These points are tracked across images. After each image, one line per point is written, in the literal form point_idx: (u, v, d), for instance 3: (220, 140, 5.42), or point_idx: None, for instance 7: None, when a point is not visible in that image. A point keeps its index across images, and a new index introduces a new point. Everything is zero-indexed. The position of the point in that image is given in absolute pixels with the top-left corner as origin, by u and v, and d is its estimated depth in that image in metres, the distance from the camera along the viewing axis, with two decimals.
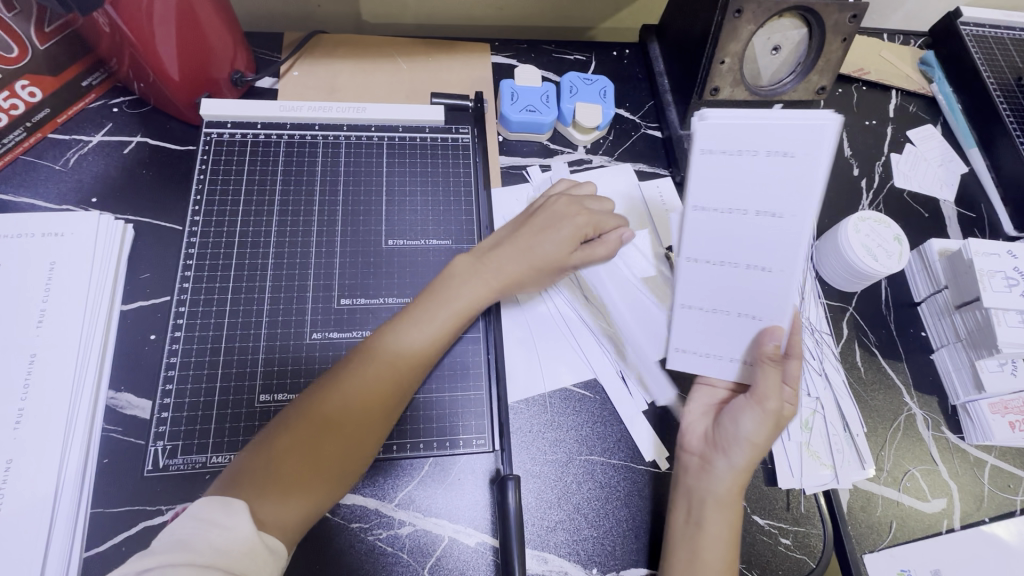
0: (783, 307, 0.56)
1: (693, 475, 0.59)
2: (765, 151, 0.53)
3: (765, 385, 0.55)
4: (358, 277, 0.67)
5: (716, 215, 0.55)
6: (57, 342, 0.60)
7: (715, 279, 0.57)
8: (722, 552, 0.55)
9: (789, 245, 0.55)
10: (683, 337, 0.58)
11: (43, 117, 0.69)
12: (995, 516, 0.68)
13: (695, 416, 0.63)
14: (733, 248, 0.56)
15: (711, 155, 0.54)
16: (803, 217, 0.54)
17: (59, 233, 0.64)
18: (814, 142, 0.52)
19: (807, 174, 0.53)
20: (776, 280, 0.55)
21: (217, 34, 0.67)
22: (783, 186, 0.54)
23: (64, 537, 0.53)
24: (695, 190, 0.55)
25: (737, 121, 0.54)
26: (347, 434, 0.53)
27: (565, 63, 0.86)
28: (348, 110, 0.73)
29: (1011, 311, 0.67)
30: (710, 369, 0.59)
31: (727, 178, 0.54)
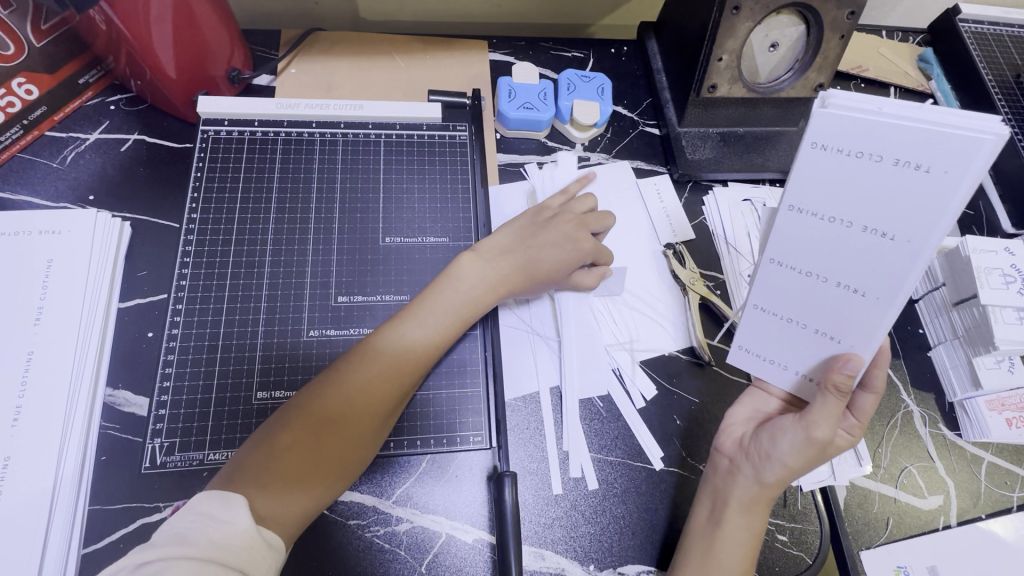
0: (875, 337, 0.48)
1: (721, 476, 0.59)
2: (892, 158, 0.42)
3: (817, 413, 0.52)
4: (356, 274, 0.67)
5: (818, 223, 0.47)
6: (55, 340, 0.60)
7: (798, 289, 0.51)
8: (740, 552, 0.55)
9: (899, 275, 0.45)
10: (747, 337, 0.57)
11: (40, 114, 0.69)
12: (992, 513, 0.68)
13: (738, 420, 0.61)
14: (825, 262, 0.48)
15: (823, 153, 0.44)
16: (923, 246, 0.43)
17: (56, 230, 0.64)
18: (969, 161, 0.40)
19: (943, 198, 0.42)
20: (869, 310, 0.48)
21: (215, 35, 0.67)
22: (916, 205, 0.43)
23: (63, 534, 0.53)
24: (792, 191, 0.46)
25: (864, 115, 0.42)
26: (348, 430, 0.53)
27: (563, 60, 0.86)
28: (346, 108, 0.73)
29: (1008, 308, 0.67)
30: (769, 373, 0.58)
31: (851, 188, 0.44)
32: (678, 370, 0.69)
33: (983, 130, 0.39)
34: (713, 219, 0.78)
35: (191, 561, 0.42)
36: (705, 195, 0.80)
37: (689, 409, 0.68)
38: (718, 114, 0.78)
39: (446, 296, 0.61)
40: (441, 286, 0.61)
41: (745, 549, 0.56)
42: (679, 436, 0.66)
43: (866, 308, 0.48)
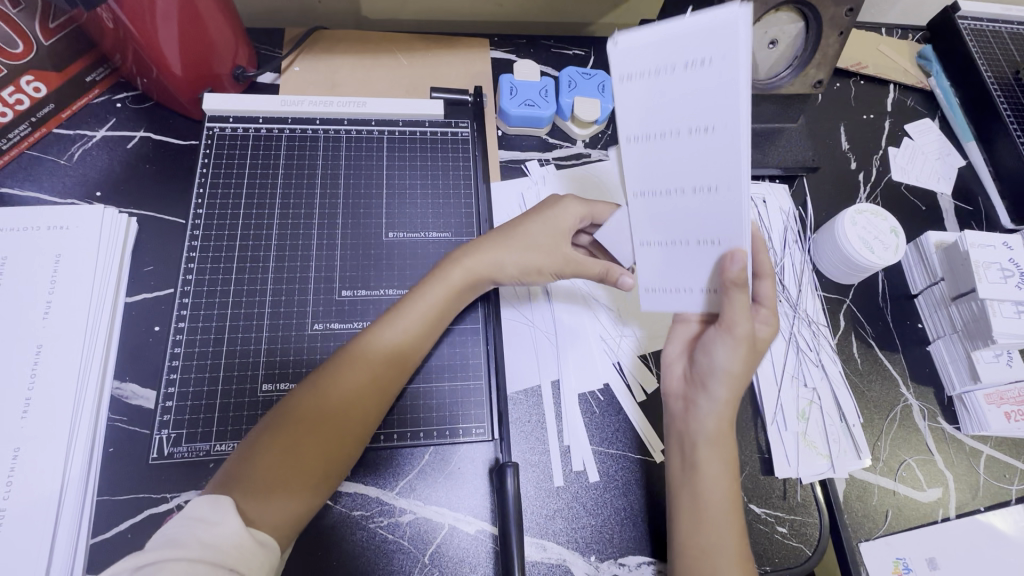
0: (741, 225, 0.42)
1: (680, 419, 0.58)
2: (683, 61, 0.39)
3: (730, 312, 0.49)
4: (359, 269, 0.67)
5: (653, 143, 0.43)
6: (63, 334, 0.60)
7: (672, 211, 0.46)
8: (720, 487, 0.54)
9: (732, 161, 0.40)
10: (648, 273, 0.52)
11: (47, 112, 0.70)
12: (990, 505, 0.69)
13: (675, 356, 0.60)
14: (676, 174, 0.44)
15: (631, 82, 0.41)
16: (739, 128, 0.38)
17: (64, 226, 0.65)
18: (736, 27, 0.36)
19: (732, 76, 0.37)
20: (728, 201, 0.42)
21: (219, 30, 0.68)
22: (706, 95, 0.39)
23: (72, 524, 0.54)
24: (624, 123, 0.43)
25: (646, 31, 0.39)
26: (335, 432, 0.54)
27: (564, 58, 0.87)
28: (349, 105, 0.74)
29: (1006, 302, 0.68)
30: (678, 302, 0.51)
31: (644, 105, 0.42)
32: None
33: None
34: None
35: (179, 562, 0.43)
36: None
37: None
38: None
39: (433, 298, 0.61)
40: (426, 287, 0.61)
41: (729, 509, 0.54)
42: None
43: (724, 200, 0.42)
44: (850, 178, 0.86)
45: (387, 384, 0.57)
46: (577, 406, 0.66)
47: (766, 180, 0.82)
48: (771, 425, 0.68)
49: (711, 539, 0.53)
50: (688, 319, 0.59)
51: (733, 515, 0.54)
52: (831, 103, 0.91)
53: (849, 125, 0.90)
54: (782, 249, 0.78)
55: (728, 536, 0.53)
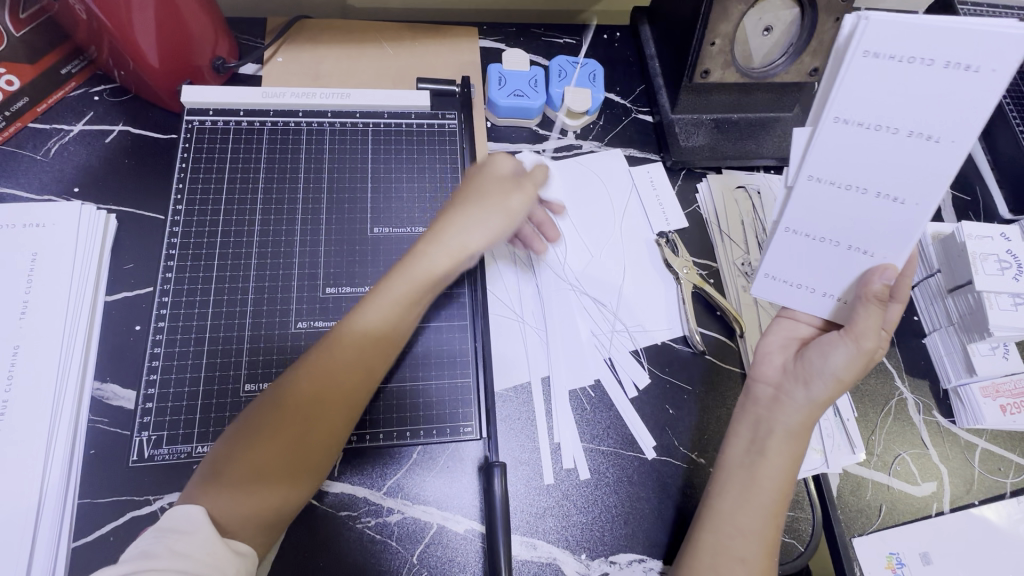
0: (906, 245, 0.50)
1: (764, 404, 0.59)
2: (943, 61, 0.44)
3: (863, 323, 0.52)
4: (344, 265, 0.66)
5: (864, 131, 0.47)
6: (41, 334, 0.59)
7: (835, 205, 0.51)
8: (780, 480, 0.55)
9: (933, 176, 0.48)
10: (776, 261, 0.55)
11: (22, 106, 0.68)
12: (985, 499, 0.68)
13: (773, 347, 0.62)
14: (868, 170, 0.49)
15: (875, 62, 0.45)
16: (961, 145, 0.46)
17: (40, 223, 0.63)
18: (1002, 56, 0.43)
19: (981, 95, 0.45)
20: (907, 216, 0.49)
21: (197, 21, 0.66)
22: (946, 105, 0.45)
23: (52, 528, 0.53)
24: (840, 100, 0.47)
25: (908, 20, 0.44)
26: (309, 428, 0.52)
27: (555, 46, 0.85)
28: (332, 96, 0.72)
29: (1003, 294, 0.66)
30: (800, 300, 0.56)
31: (888, 90, 0.46)
32: (671, 359, 0.69)
33: (1018, 30, 0.43)
34: (706, 204, 0.77)
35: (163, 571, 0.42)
36: (698, 182, 0.79)
37: (684, 398, 0.67)
38: (711, 100, 0.77)
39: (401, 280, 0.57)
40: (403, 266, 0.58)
41: (771, 517, 0.55)
42: (671, 425, 0.66)
43: (907, 214, 0.49)
44: None
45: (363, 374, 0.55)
46: (567, 402, 0.65)
47: (760, 171, 0.80)
48: None
49: (740, 552, 0.53)
50: (796, 318, 0.61)
51: (770, 534, 0.54)
52: None
53: None
54: None
55: (758, 554, 0.53)
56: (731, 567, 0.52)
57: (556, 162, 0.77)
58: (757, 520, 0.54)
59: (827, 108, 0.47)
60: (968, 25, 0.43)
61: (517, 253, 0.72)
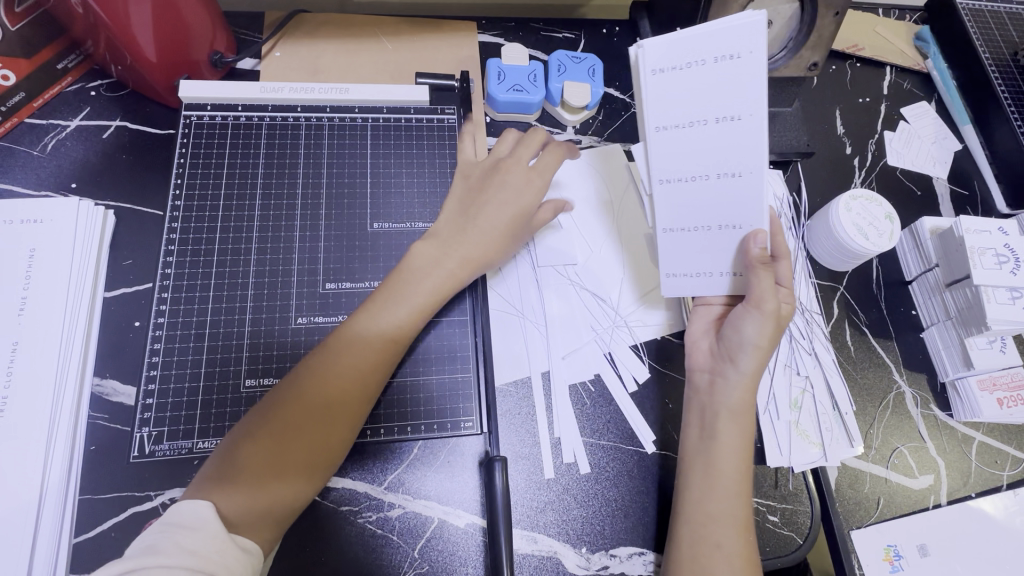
0: (759, 208, 0.55)
1: (704, 391, 0.61)
2: (712, 57, 0.52)
3: (760, 288, 0.56)
4: (344, 260, 0.66)
5: (683, 131, 0.55)
6: (40, 330, 0.59)
7: (693, 196, 0.58)
8: (738, 459, 0.57)
9: (754, 147, 0.54)
10: (670, 260, 0.61)
11: (18, 101, 0.68)
12: (982, 492, 0.69)
13: (698, 334, 0.64)
14: (700, 160, 0.56)
15: (663, 74, 0.54)
16: (761, 116, 0.52)
17: (37, 219, 0.63)
18: (756, 38, 0.51)
19: (754, 74, 0.51)
20: (751, 185, 0.55)
21: (195, 15, 0.65)
22: (735, 89, 0.52)
23: (55, 523, 0.53)
24: (654, 113, 0.55)
25: (675, 36, 0.53)
26: (326, 422, 0.53)
27: (554, 41, 0.84)
28: (331, 91, 0.72)
29: (1001, 288, 0.67)
30: (704, 287, 0.61)
31: (683, 94, 0.54)
32: (671, 354, 0.69)
33: (751, 16, 0.51)
34: None
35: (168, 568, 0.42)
36: None
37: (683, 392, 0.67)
38: None
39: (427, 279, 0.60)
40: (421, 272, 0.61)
41: (737, 499, 0.56)
42: (671, 419, 0.66)
43: (747, 184, 0.55)
44: (845, 163, 0.84)
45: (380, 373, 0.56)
46: (567, 397, 0.66)
47: None
48: (762, 413, 0.68)
49: (717, 539, 0.54)
50: (710, 302, 0.64)
51: (740, 516, 0.55)
52: (826, 86, 0.89)
53: (844, 109, 0.88)
54: None
55: (734, 538, 0.54)
56: (710, 554, 0.53)
57: None
58: (726, 503, 0.55)
59: (647, 122, 0.56)
60: (714, 24, 0.51)
61: None
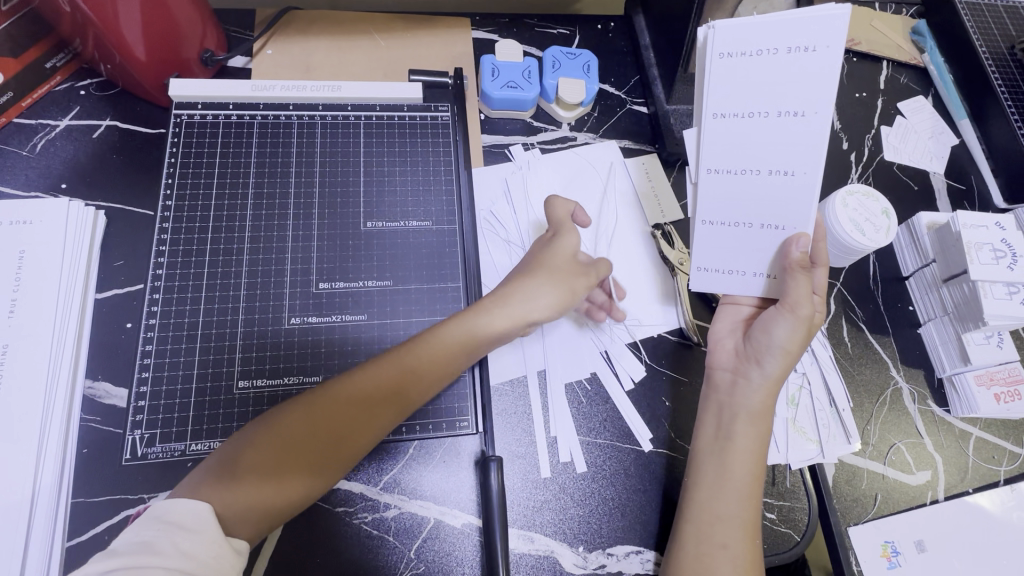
0: (808, 210, 0.56)
1: (724, 390, 0.61)
2: (785, 48, 0.52)
3: (795, 291, 0.56)
4: (337, 260, 0.65)
5: (741, 120, 0.55)
6: (30, 333, 0.58)
7: (738, 189, 0.57)
8: (751, 461, 0.57)
9: (812, 146, 0.54)
10: (705, 253, 0.60)
11: (6, 101, 0.67)
12: (979, 487, 0.69)
13: (724, 333, 0.64)
14: (755, 153, 0.55)
15: (731, 60, 0.53)
16: (824, 115, 0.53)
17: (27, 220, 0.62)
18: (834, 35, 0.51)
19: (826, 70, 0.52)
20: (802, 185, 0.55)
21: (183, 12, 0.64)
22: (801, 83, 0.52)
23: (47, 527, 0.53)
24: (713, 99, 0.54)
25: (751, 20, 0.52)
26: (341, 437, 0.52)
27: (549, 37, 0.84)
28: (323, 89, 0.71)
29: (997, 283, 0.67)
30: (736, 286, 0.60)
31: (749, 80, 0.53)
32: (667, 352, 0.69)
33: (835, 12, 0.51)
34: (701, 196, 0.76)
35: (156, 569, 0.42)
36: None
37: (679, 390, 0.67)
38: None
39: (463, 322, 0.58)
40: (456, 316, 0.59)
41: (747, 502, 0.55)
42: (668, 417, 0.66)
43: (800, 183, 0.55)
44: (842, 159, 0.84)
45: (405, 398, 0.55)
46: (564, 396, 0.65)
47: None
48: None
49: (721, 539, 0.54)
50: (739, 302, 0.64)
51: (749, 518, 0.55)
52: None
53: (841, 104, 0.88)
54: None
55: (739, 539, 0.54)
56: (714, 556, 0.53)
57: (550, 154, 0.76)
58: (735, 504, 0.55)
59: (705, 107, 0.55)
60: (797, 16, 0.51)
61: (513, 245, 0.71)
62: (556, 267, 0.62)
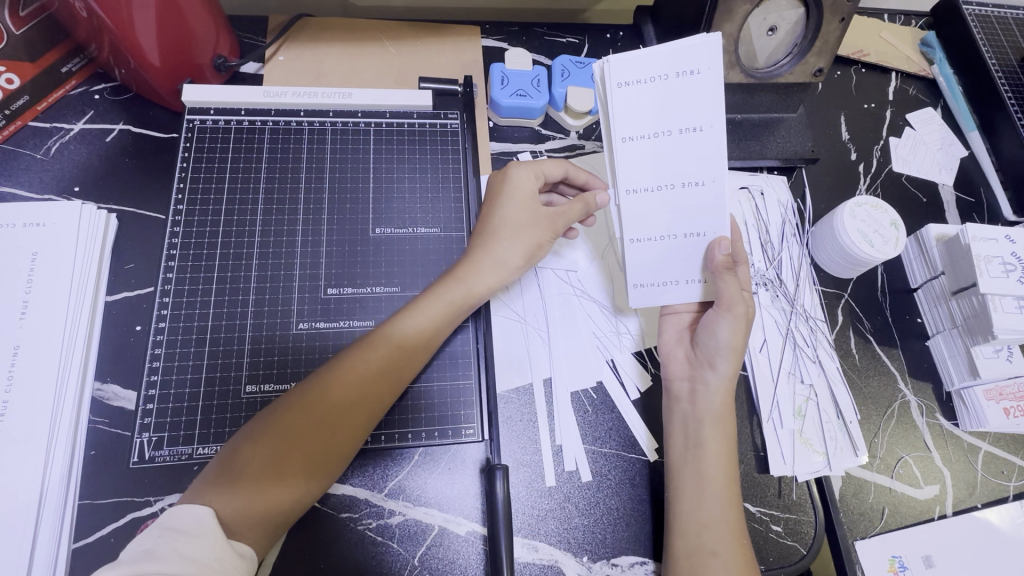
0: (722, 213, 0.56)
1: (685, 400, 0.61)
2: (672, 73, 0.54)
3: (729, 291, 0.57)
4: (346, 266, 0.66)
5: (648, 140, 0.55)
6: (41, 333, 0.59)
7: (659, 203, 0.57)
8: (723, 464, 0.57)
9: (713, 156, 0.55)
10: (638, 271, 0.60)
11: (22, 105, 0.68)
12: (988, 502, 0.68)
13: (672, 345, 0.64)
14: (665, 168, 0.56)
15: (629, 88, 0.55)
16: (720, 127, 0.54)
17: (40, 223, 0.63)
18: (713, 55, 0.53)
19: (711, 89, 0.54)
20: (712, 193, 0.56)
21: (198, 19, 0.65)
22: (692, 100, 0.54)
23: (54, 528, 0.53)
24: (619, 124, 0.55)
25: (638, 52, 0.54)
26: (331, 429, 0.52)
27: (558, 46, 0.84)
28: (334, 95, 0.72)
29: (1008, 297, 0.67)
30: (671, 295, 0.60)
31: (645, 104, 0.55)
32: None
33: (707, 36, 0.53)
34: None
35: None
36: None
37: None
38: None
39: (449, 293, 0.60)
40: (435, 292, 0.60)
41: (727, 504, 0.55)
42: None
43: (709, 191, 0.56)
44: (850, 169, 0.84)
45: (390, 377, 0.56)
46: (569, 405, 0.65)
47: (763, 172, 0.80)
48: (766, 422, 0.67)
49: (712, 546, 0.54)
50: (678, 310, 0.65)
51: (732, 521, 0.55)
52: (830, 92, 0.89)
53: (850, 115, 0.88)
54: (780, 243, 0.77)
55: (729, 544, 0.54)
56: (707, 564, 0.53)
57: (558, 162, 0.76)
58: (716, 509, 0.55)
59: (613, 132, 0.56)
60: (675, 42, 0.54)
61: None
62: (519, 222, 0.62)
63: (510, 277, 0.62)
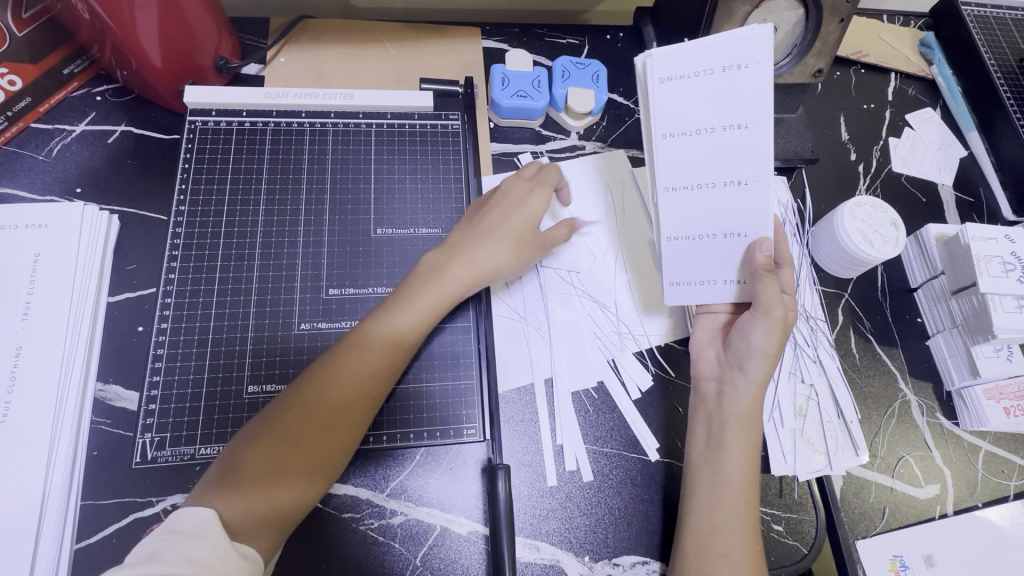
0: (765, 213, 0.55)
1: (712, 400, 0.61)
2: (720, 68, 0.52)
3: (766, 294, 0.57)
4: (347, 267, 0.66)
5: (688, 137, 0.54)
6: (43, 335, 0.59)
7: (698, 205, 0.57)
8: (743, 465, 0.57)
9: (758, 155, 0.53)
10: (675, 270, 0.60)
11: (24, 106, 0.68)
12: (988, 501, 0.68)
13: (704, 343, 0.65)
14: (706, 168, 0.55)
15: (671, 83, 0.53)
16: (767, 125, 0.52)
17: (43, 224, 0.63)
18: (762, 50, 0.51)
19: (761, 85, 0.51)
20: (754, 193, 0.55)
21: (201, 21, 0.65)
22: (736, 97, 0.52)
23: (56, 529, 0.53)
24: (658, 121, 0.55)
25: (683, 46, 0.53)
26: (324, 430, 0.52)
27: (558, 47, 0.84)
28: (335, 97, 0.72)
29: (1008, 296, 0.67)
30: (707, 293, 0.61)
31: (686, 99, 0.53)
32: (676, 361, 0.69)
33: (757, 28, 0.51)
34: None
35: None
36: None
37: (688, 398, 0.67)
38: None
39: (444, 284, 0.61)
40: (426, 282, 0.61)
41: (744, 506, 0.56)
42: (674, 426, 0.66)
43: (753, 192, 0.55)
44: (850, 169, 0.84)
45: (377, 377, 0.55)
46: (570, 404, 0.65)
47: None
48: (767, 422, 0.67)
49: (723, 548, 0.54)
50: (713, 310, 0.65)
51: (748, 522, 0.55)
52: (830, 93, 0.89)
53: (849, 115, 0.88)
54: None
55: (740, 546, 0.54)
56: (718, 565, 0.53)
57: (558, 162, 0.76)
58: (731, 512, 0.55)
59: (654, 128, 0.55)
60: (726, 35, 0.51)
61: None
62: (515, 221, 0.64)
63: (500, 274, 0.64)
